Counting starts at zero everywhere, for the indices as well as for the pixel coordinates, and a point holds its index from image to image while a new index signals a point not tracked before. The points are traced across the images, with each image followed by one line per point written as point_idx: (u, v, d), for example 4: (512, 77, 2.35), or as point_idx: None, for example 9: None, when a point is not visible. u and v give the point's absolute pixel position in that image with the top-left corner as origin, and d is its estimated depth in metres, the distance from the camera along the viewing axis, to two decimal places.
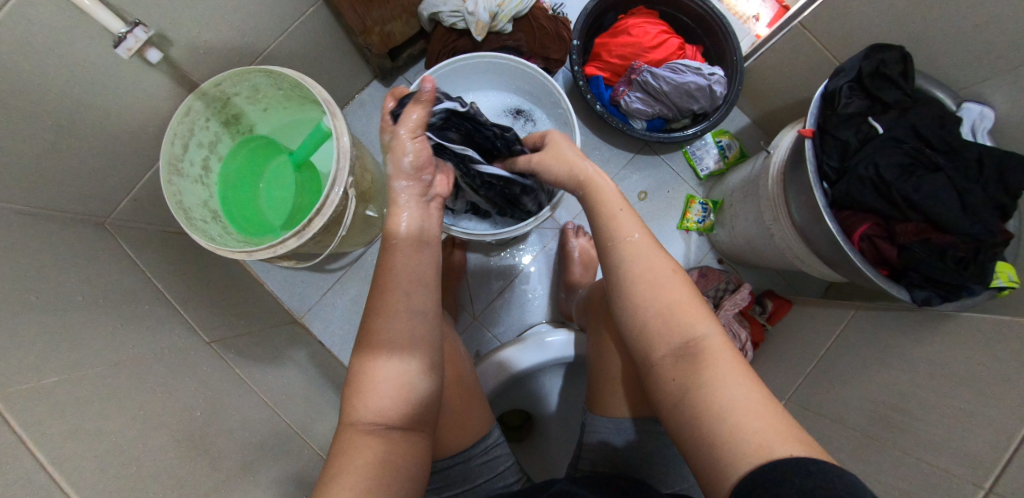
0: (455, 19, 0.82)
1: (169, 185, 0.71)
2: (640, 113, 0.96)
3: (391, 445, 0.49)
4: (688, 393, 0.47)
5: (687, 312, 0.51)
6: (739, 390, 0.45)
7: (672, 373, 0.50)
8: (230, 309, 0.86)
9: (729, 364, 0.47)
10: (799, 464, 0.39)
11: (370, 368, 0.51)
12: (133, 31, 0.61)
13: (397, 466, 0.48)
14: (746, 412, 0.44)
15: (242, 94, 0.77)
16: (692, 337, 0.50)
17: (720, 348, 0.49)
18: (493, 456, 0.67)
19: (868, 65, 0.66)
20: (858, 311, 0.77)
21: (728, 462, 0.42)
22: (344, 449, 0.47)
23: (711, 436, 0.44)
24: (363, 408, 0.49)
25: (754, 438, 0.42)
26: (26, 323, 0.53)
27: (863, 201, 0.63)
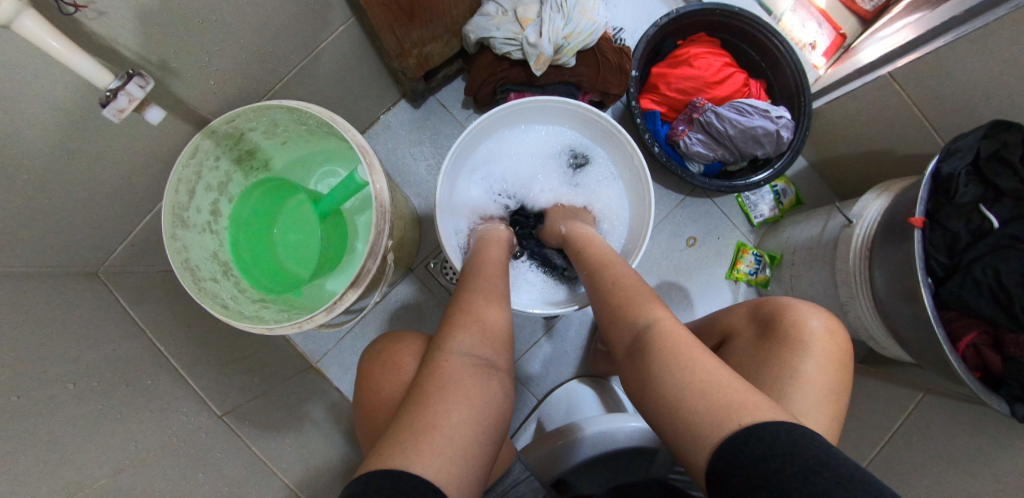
0: (509, 46, 0.71)
1: (172, 243, 0.60)
2: (700, 157, 0.87)
3: (479, 392, 0.46)
4: (649, 379, 0.45)
5: (634, 308, 0.51)
6: (701, 366, 0.43)
7: (635, 367, 0.48)
8: (241, 365, 0.76)
9: (681, 341, 0.46)
10: (774, 429, 0.37)
11: (453, 329, 0.51)
12: (125, 87, 0.45)
13: (486, 424, 0.44)
14: (709, 382, 0.42)
15: (258, 129, 0.65)
16: (644, 329, 0.49)
17: (670, 325, 0.48)
18: (515, 495, 0.59)
19: (987, 146, 0.59)
20: (925, 395, 0.72)
21: (694, 438, 0.40)
22: (429, 399, 0.44)
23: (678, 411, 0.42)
24: (457, 343, 0.49)
25: (727, 404, 0.40)
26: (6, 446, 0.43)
27: (976, 308, 0.57)
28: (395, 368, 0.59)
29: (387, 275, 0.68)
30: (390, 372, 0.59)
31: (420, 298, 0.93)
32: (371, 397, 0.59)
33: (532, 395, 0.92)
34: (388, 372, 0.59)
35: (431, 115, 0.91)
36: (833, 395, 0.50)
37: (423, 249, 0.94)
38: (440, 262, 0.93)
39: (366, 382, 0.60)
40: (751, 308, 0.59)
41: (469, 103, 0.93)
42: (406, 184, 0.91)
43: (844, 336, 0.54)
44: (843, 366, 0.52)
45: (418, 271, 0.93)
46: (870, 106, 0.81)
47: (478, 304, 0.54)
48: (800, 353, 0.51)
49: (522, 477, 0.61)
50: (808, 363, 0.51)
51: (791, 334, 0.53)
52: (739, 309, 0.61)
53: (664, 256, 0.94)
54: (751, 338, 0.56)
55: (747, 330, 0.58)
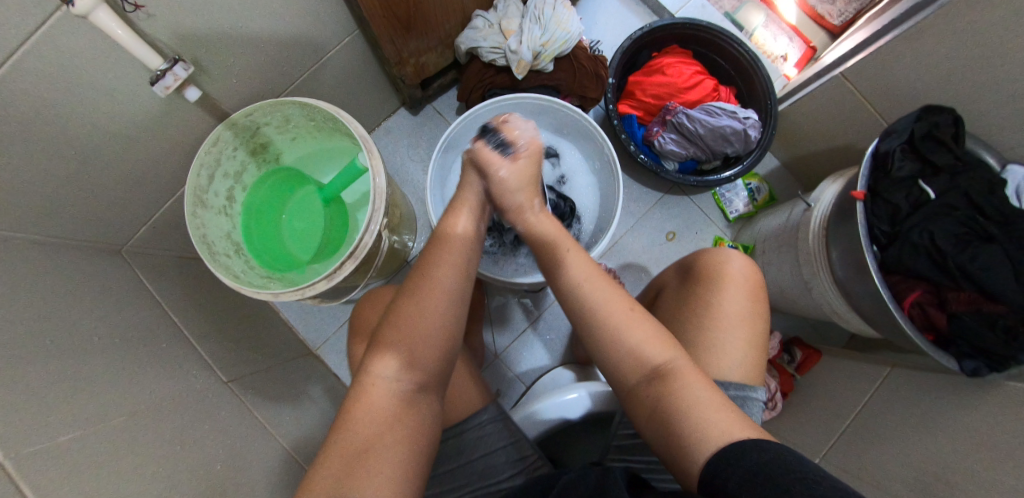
0: (495, 54, 0.81)
1: (193, 219, 0.67)
2: (674, 155, 0.94)
3: (411, 420, 0.49)
4: (659, 404, 0.48)
5: (649, 340, 0.51)
6: (696, 392, 0.47)
7: (645, 395, 0.50)
8: (247, 343, 0.82)
9: (693, 377, 0.49)
10: (754, 443, 0.41)
11: (376, 363, 0.50)
12: (172, 68, 0.57)
13: (416, 439, 0.48)
14: (708, 413, 0.45)
15: (272, 123, 0.74)
16: (656, 361, 0.50)
17: (686, 368, 0.49)
18: (491, 433, 0.60)
19: (921, 127, 0.65)
20: (892, 370, 0.76)
21: (694, 462, 0.43)
22: (355, 424, 0.47)
23: (680, 435, 0.45)
24: (384, 370, 0.49)
25: (718, 425, 0.44)
26: (39, 375, 0.49)
27: (916, 268, 0.62)
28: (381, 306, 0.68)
29: (383, 253, 0.75)
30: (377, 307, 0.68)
31: None
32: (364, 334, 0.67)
33: (521, 382, 0.96)
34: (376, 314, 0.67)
35: (428, 122, 1.01)
36: (751, 321, 0.58)
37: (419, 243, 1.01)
38: None
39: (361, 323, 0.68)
40: (677, 264, 0.69)
41: (463, 110, 1.02)
42: (404, 183, 1.00)
43: (759, 278, 0.61)
44: (758, 297, 0.59)
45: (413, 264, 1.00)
46: (829, 106, 0.88)
47: (422, 304, 0.51)
48: (714, 288, 0.59)
49: (501, 417, 0.61)
50: (725, 293, 0.58)
51: (708, 269, 0.61)
52: (670, 268, 0.71)
53: (645, 249, 0.99)
54: (676, 283, 0.66)
55: (674, 279, 0.68)
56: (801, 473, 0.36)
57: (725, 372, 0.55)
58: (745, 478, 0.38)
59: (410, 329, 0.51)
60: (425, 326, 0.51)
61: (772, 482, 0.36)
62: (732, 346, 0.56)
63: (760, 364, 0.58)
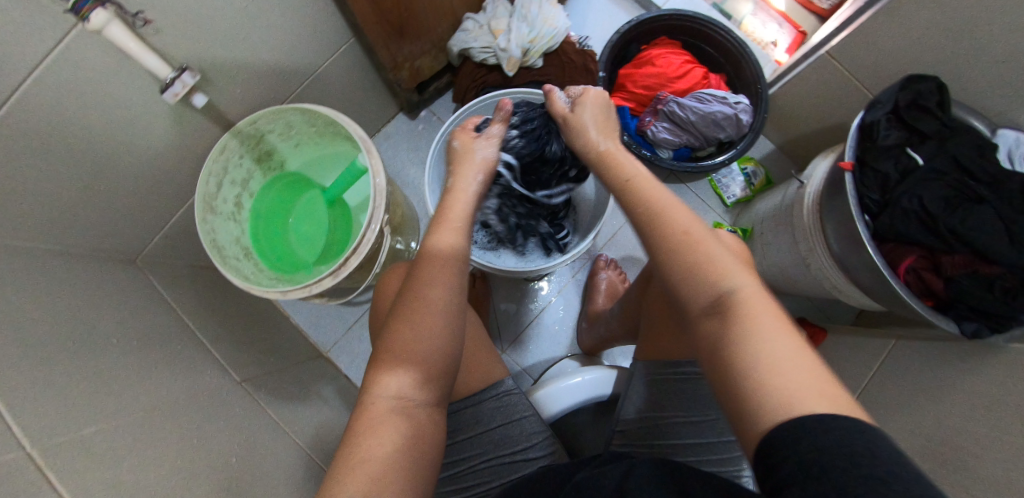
0: (485, 54, 0.84)
1: (204, 225, 0.71)
2: (668, 143, 0.96)
3: (411, 425, 0.47)
4: (719, 339, 0.40)
5: (715, 265, 0.44)
6: (773, 340, 0.38)
7: (706, 329, 0.42)
8: (259, 345, 0.85)
9: (769, 319, 0.40)
10: (832, 418, 0.31)
11: (384, 376, 0.49)
12: (180, 77, 0.58)
13: (419, 442, 0.46)
14: (783, 362, 0.36)
15: (276, 131, 0.77)
16: (725, 290, 0.42)
17: (758, 302, 0.40)
18: (509, 404, 0.61)
19: (905, 95, 0.66)
20: (898, 342, 0.75)
21: (757, 416, 0.35)
22: (358, 437, 0.45)
23: (742, 384, 0.37)
24: (385, 385, 0.48)
25: (785, 389, 0.35)
26: (63, 372, 0.52)
27: (910, 235, 0.63)
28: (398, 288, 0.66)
29: (385, 250, 0.77)
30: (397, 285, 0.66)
31: None
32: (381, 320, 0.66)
33: (528, 375, 0.98)
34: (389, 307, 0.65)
35: (426, 125, 1.03)
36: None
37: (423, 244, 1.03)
38: None
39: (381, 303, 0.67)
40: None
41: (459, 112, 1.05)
42: (406, 186, 1.03)
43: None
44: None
45: None
46: (818, 86, 0.89)
47: (416, 319, 0.51)
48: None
49: (516, 390, 0.62)
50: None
51: None
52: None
53: None
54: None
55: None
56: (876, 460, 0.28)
57: None
58: (814, 450, 0.30)
59: (409, 342, 0.50)
60: (424, 336, 0.51)
61: (841, 463, 0.28)
62: None
63: None
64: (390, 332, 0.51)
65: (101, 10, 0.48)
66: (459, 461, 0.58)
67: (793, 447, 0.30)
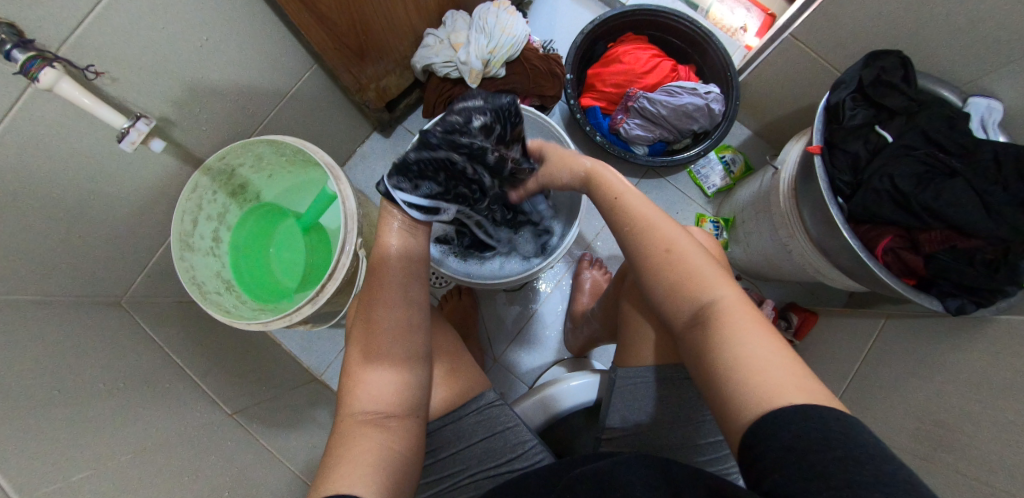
0: (448, 68, 0.84)
1: (181, 262, 0.71)
2: (642, 139, 0.96)
3: (383, 430, 0.48)
4: (703, 347, 0.46)
5: (696, 281, 0.49)
6: (751, 346, 0.43)
7: (691, 339, 0.48)
8: (250, 376, 0.85)
9: (742, 320, 0.45)
10: (802, 408, 0.37)
11: (363, 372, 0.51)
12: (135, 125, 0.59)
13: (394, 449, 0.47)
14: (762, 366, 0.41)
15: (247, 164, 0.78)
16: (705, 302, 0.47)
17: (733, 306, 0.46)
18: (491, 416, 0.61)
19: (868, 73, 0.65)
20: (888, 321, 0.74)
21: (736, 415, 0.41)
22: (333, 455, 0.46)
23: (725, 392, 0.42)
24: (358, 399, 0.49)
25: (763, 381, 0.40)
26: (47, 420, 0.53)
27: (884, 215, 0.61)
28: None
29: (363, 271, 0.78)
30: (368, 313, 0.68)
31: None
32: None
33: (523, 383, 0.97)
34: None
35: (401, 142, 1.04)
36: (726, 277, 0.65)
37: None
38: None
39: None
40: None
41: None
42: (386, 204, 1.03)
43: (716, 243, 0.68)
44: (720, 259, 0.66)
45: None
46: (787, 68, 0.88)
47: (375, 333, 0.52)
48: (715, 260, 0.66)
49: (498, 402, 0.62)
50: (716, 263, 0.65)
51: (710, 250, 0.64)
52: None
53: None
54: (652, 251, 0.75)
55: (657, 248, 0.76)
56: (852, 456, 0.33)
57: None
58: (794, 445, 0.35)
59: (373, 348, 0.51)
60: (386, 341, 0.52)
61: (816, 466, 0.33)
62: None
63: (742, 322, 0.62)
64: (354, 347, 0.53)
65: (50, 69, 0.49)
66: (442, 478, 0.57)
67: (772, 439, 0.37)
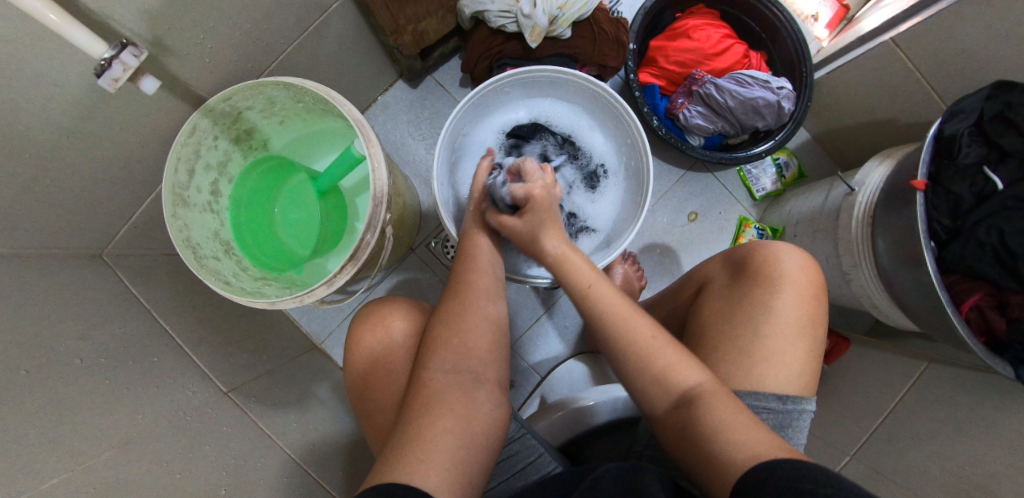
0: (504, 19, 0.71)
1: (174, 221, 0.60)
2: (700, 130, 0.86)
3: (467, 411, 0.45)
4: (688, 432, 0.43)
5: (671, 368, 0.46)
6: (728, 431, 0.41)
7: (673, 431, 0.45)
8: (247, 344, 0.78)
9: (721, 405, 0.43)
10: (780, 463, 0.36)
11: (439, 358, 0.48)
12: (120, 57, 0.46)
13: (475, 435, 0.44)
14: (735, 447, 0.40)
15: (255, 107, 0.65)
16: (679, 388, 0.45)
17: (713, 392, 0.44)
18: (509, 455, 0.57)
19: (991, 106, 0.58)
20: (931, 364, 0.70)
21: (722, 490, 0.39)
22: (415, 419, 0.43)
23: (712, 475, 0.40)
24: (440, 361, 0.47)
25: (745, 452, 0.39)
26: (30, 406, 0.44)
27: (980, 270, 0.57)
28: (384, 328, 0.59)
29: (387, 250, 0.69)
30: (379, 334, 0.58)
31: (422, 279, 0.93)
32: (366, 365, 0.58)
33: (536, 373, 0.93)
34: (381, 344, 0.58)
35: (429, 96, 0.92)
36: (808, 326, 0.53)
37: (425, 230, 0.94)
38: (441, 242, 0.92)
39: (361, 352, 0.58)
40: (726, 257, 0.63)
41: (467, 81, 0.93)
42: (406, 164, 0.92)
43: (816, 272, 0.56)
44: (815, 299, 0.55)
45: (418, 252, 0.93)
46: (873, 74, 0.80)
47: (466, 332, 0.50)
48: (772, 290, 0.54)
49: (518, 436, 0.59)
50: (783, 295, 0.54)
51: (763, 270, 0.56)
52: (714, 259, 0.65)
53: (665, 231, 0.94)
54: (726, 280, 0.60)
55: (723, 275, 0.61)
56: (821, 482, 0.32)
57: (779, 386, 0.50)
58: (777, 496, 0.33)
59: (460, 341, 0.49)
60: (479, 344, 0.50)
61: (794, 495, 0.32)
62: (784, 360, 0.51)
63: (815, 373, 0.53)
64: (435, 332, 0.50)
65: None
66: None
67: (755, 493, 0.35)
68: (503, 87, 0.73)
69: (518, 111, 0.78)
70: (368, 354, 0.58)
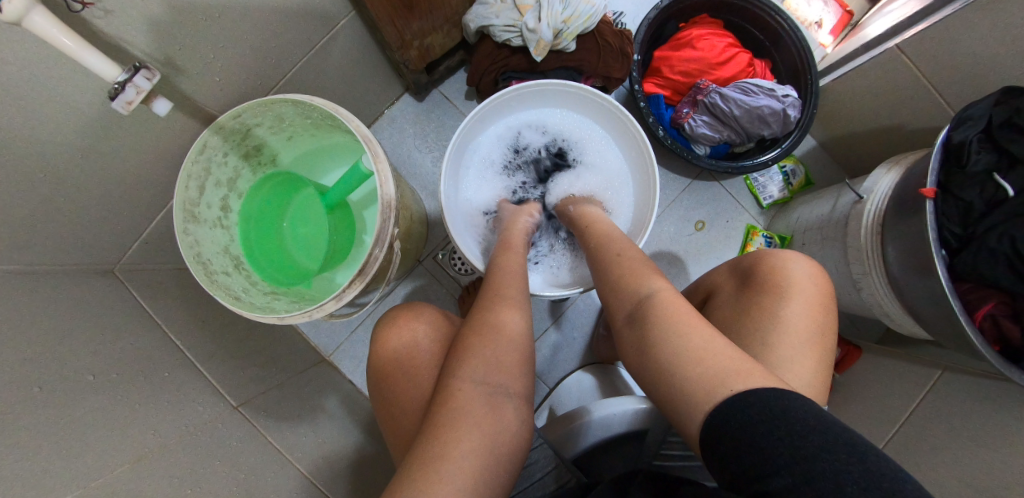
0: (509, 33, 0.72)
1: (185, 237, 0.61)
2: (706, 139, 0.86)
3: (495, 421, 0.44)
4: (643, 339, 0.45)
5: (637, 277, 0.50)
6: (691, 337, 0.43)
7: (631, 337, 0.47)
8: (256, 358, 0.78)
9: (678, 308, 0.45)
10: (752, 393, 0.37)
11: (465, 368, 0.47)
12: (133, 80, 0.47)
13: (503, 452, 0.43)
14: (698, 348, 0.41)
15: (265, 124, 0.66)
16: (642, 293, 0.48)
17: (668, 295, 0.47)
18: (530, 465, 0.59)
19: (1000, 113, 0.58)
20: (946, 373, 0.69)
21: (692, 401, 0.39)
22: (440, 430, 0.43)
23: (672, 383, 0.41)
24: (472, 371, 0.46)
25: (709, 361, 0.40)
26: (44, 424, 0.45)
27: (993, 278, 0.56)
28: (406, 335, 0.59)
29: (395, 263, 0.69)
30: (401, 340, 0.59)
31: (429, 290, 0.93)
32: (389, 368, 0.58)
33: (544, 384, 0.92)
34: (404, 348, 0.58)
35: (435, 108, 0.93)
36: (820, 336, 0.53)
37: (433, 242, 0.94)
38: (448, 254, 0.93)
39: (384, 358, 0.59)
40: (732, 266, 0.63)
41: (472, 93, 0.94)
42: (412, 176, 0.93)
43: (827, 282, 0.56)
44: (827, 307, 0.54)
45: (426, 264, 0.93)
46: (879, 81, 0.80)
47: (493, 336, 0.50)
48: (782, 298, 0.54)
49: (540, 447, 0.61)
50: (792, 305, 0.53)
51: (772, 278, 0.56)
52: (721, 269, 0.65)
53: (673, 241, 0.94)
54: (735, 288, 0.60)
55: (731, 283, 0.61)
56: (810, 448, 0.33)
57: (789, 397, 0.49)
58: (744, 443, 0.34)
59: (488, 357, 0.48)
60: (508, 347, 0.49)
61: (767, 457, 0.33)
62: (798, 370, 0.50)
63: (827, 382, 0.53)
64: (466, 340, 0.50)
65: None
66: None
67: (736, 426, 0.35)
68: (508, 102, 0.74)
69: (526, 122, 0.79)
70: (391, 359, 0.58)
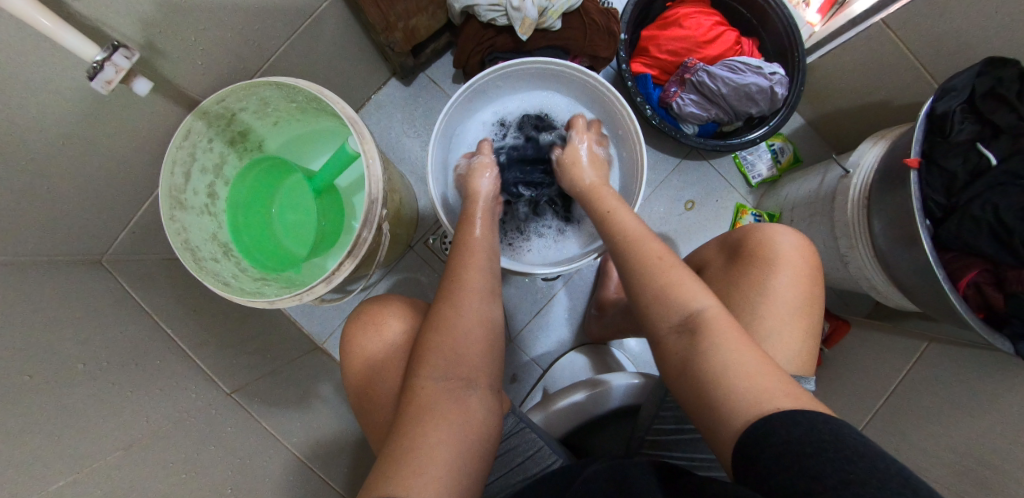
0: (494, 13, 0.72)
1: (171, 223, 0.60)
2: (694, 118, 0.86)
3: (460, 413, 0.45)
4: (688, 364, 0.43)
5: (678, 287, 0.46)
6: (730, 361, 0.40)
7: (674, 353, 0.44)
8: (249, 346, 0.78)
9: (729, 332, 0.42)
10: (787, 414, 0.35)
11: (426, 367, 0.47)
12: (112, 59, 0.46)
13: (471, 442, 0.44)
14: (736, 376, 0.39)
15: (249, 109, 0.66)
16: (688, 309, 0.45)
17: (719, 315, 0.43)
18: (508, 448, 0.58)
19: (982, 83, 0.58)
20: (932, 344, 0.70)
21: (726, 422, 0.38)
22: (407, 427, 0.43)
23: (709, 407, 0.40)
24: (432, 369, 0.47)
25: (747, 393, 0.38)
26: (34, 412, 0.44)
27: (978, 247, 0.57)
28: (377, 329, 0.59)
29: (384, 246, 0.69)
30: (374, 335, 0.59)
31: (420, 275, 0.93)
32: (364, 366, 0.58)
33: (536, 366, 0.93)
34: (379, 348, 0.58)
35: (423, 93, 0.92)
36: (805, 307, 0.53)
37: (423, 227, 0.94)
38: (439, 239, 0.93)
39: (357, 355, 0.59)
40: (721, 242, 0.63)
41: (460, 77, 0.93)
42: (401, 162, 0.92)
43: (810, 252, 0.56)
44: (809, 280, 0.55)
45: (417, 249, 0.93)
46: (865, 57, 0.80)
47: (456, 326, 0.50)
48: (769, 270, 0.54)
49: (516, 430, 0.59)
50: (780, 276, 0.54)
51: (756, 250, 0.56)
52: (710, 244, 0.66)
53: (663, 221, 0.94)
54: (723, 263, 0.60)
55: (721, 258, 0.61)
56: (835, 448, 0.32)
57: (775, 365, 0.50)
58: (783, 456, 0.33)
59: (451, 349, 0.49)
60: (469, 339, 0.50)
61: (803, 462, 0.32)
62: (782, 339, 0.51)
63: (812, 352, 0.53)
64: (427, 334, 0.50)
65: None
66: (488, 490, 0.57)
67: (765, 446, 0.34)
68: (493, 84, 0.73)
69: (511, 104, 0.78)
70: (365, 362, 0.58)
